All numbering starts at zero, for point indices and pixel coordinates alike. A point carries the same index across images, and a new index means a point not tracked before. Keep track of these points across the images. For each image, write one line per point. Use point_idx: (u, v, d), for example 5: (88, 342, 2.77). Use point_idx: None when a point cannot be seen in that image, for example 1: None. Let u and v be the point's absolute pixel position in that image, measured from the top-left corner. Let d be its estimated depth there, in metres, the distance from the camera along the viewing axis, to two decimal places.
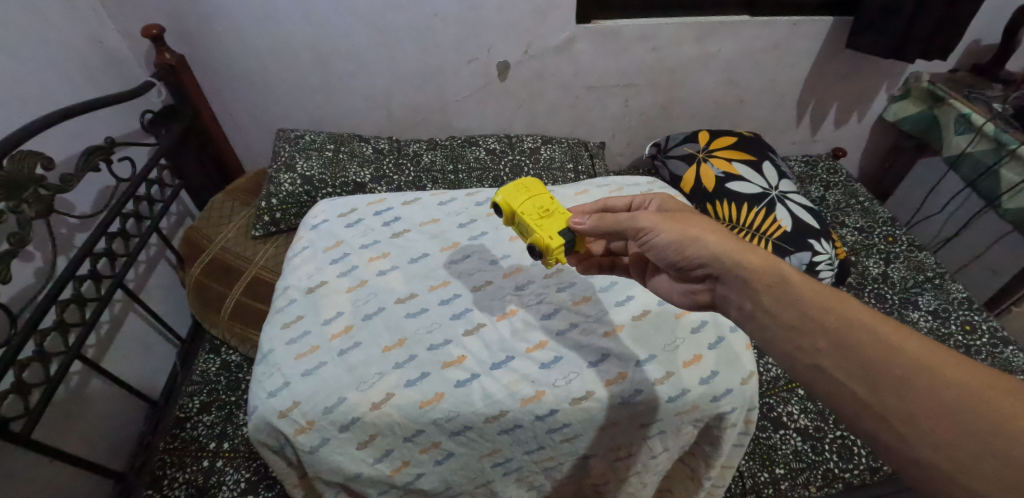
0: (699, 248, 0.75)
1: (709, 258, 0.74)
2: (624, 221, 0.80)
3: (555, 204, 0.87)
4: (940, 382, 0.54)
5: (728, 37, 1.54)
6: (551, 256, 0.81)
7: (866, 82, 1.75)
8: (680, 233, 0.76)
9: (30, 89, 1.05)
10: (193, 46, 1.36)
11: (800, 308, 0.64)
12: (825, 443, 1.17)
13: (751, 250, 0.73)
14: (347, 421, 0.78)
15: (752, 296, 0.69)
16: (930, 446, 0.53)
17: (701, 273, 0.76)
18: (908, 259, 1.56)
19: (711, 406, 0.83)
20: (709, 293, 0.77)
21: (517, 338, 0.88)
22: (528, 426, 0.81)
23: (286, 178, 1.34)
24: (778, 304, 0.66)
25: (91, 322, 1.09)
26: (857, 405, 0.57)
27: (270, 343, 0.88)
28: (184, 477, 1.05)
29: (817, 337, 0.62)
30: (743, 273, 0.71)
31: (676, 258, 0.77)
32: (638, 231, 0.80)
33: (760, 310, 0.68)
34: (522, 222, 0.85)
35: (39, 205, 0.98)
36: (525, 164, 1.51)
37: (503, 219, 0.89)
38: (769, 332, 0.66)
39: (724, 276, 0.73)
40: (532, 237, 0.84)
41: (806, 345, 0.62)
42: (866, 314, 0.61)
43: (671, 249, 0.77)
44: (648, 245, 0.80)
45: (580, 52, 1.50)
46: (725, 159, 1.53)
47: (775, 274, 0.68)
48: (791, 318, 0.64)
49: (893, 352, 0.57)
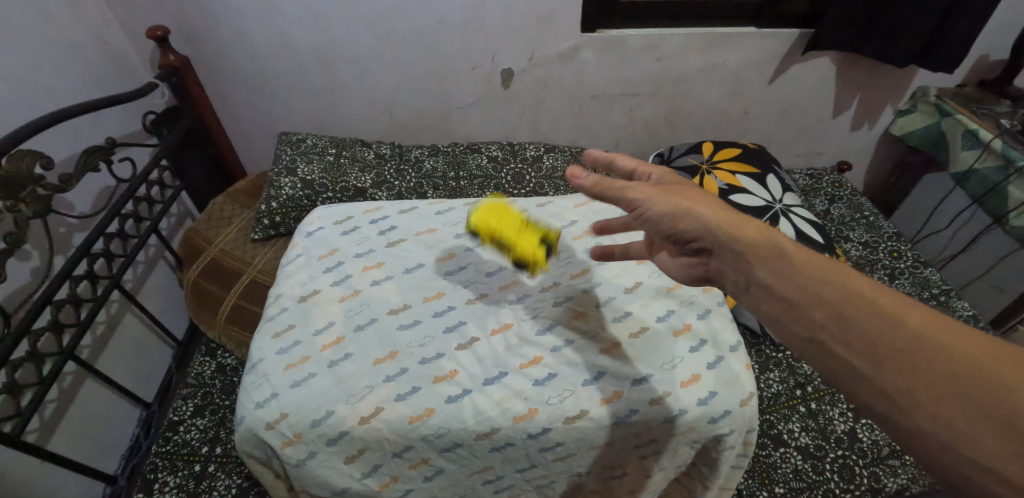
0: (694, 222, 0.69)
1: (704, 230, 0.68)
2: (616, 190, 0.72)
3: (524, 219, 1.00)
4: (943, 353, 0.51)
5: (734, 48, 1.53)
6: (535, 265, 0.96)
7: (873, 95, 1.73)
8: (674, 205, 0.70)
9: (31, 89, 1.05)
10: (197, 47, 1.36)
11: (797, 280, 0.60)
12: (826, 462, 1.15)
13: (746, 223, 0.67)
14: (335, 435, 0.77)
15: (745, 268, 0.64)
16: (930, 416, 0.50)
17: (695, 247, 0.70)
18: (913, 275, 1.54)
19: (709, 427, 0.82)
20: (704, 268, 0.72)
21: (512, 353, 0.86)
22: (519, 445, 0.80)
23: (286, 182, 1.33)
24: (774, 277, 0.62)
25: (86, 322, 1.08)
26: (856, 378, 0.54)
27: (259, 352, 0.86)
28: (175, 482, 1.04)
29: (815, 309, 0.58)
30: (738, 247, 0.65)
31: (671, 232, 0.71)
32: (630, 201, 0.72)
33: (755, 284, 0.63)
34: (501, 242, 0.96)
35: (37, 204, 0.97)
36: (527, 173, 1.49)
37: (481, 239, 1.01)
38: (763, 305, 0.63)
39: (717, 252, 0.68)
40: (516, 254, 0.96)
41: (802, 318, 0.58)
42: (866, 286, 0.57)
43: (665, 222, 0.71)
44: (637, 215, 0.73)
45: (584, 60, 1.49)
46: (728, 171, 1.52)
47: (771, 246, 0.64)
48: (788, 291, 0.60)
49: (894, 324, 0.54)
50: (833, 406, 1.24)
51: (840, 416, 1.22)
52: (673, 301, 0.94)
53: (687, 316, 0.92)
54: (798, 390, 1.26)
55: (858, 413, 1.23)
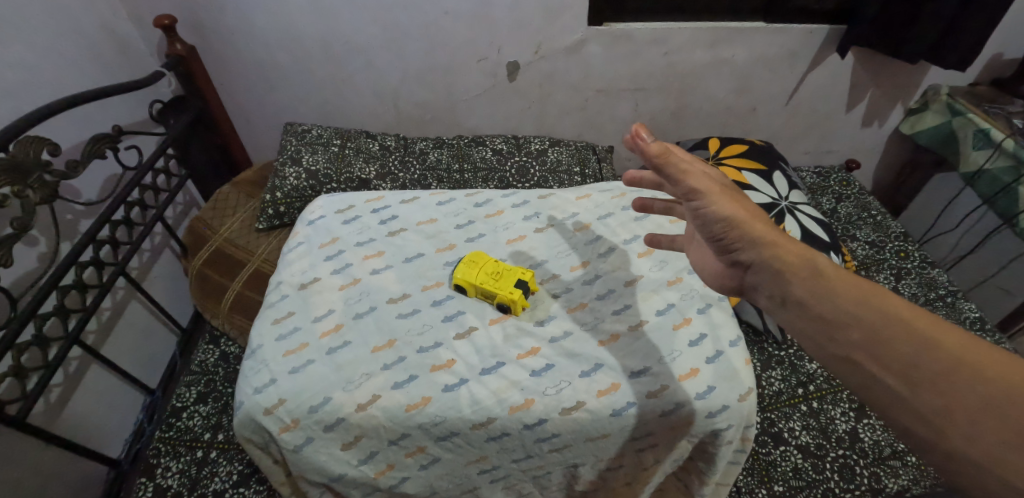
0: (747, 232, 0.67)
1: (752, 245, 0.66)
2: (686, 173, 0.68)
3: (503, 264, 0.94)
4: (981, 377, 0.49)
5: (743, 43, 1.51)
6: (518, 306, 0.88)
7: (883, 93, 1.71)
8: (733, 211, 0.68)
9: (38, 75, 1.05)
10: (204, 36, 1.36)
11: (833, 299, 0.59)
12: (826, 461, 1.14)
13: (789, 240, 0.66)
14: (332, 421, 0.78)
15: (782, 284, 0.63)
16: (969, 442, 0.48)
17: (737, 256, 0.69)
18: (919, 275, 1.52)
19: (708, 422, 0.81)
20: (737, 280, 0.71)
21: (509, 343, 0.86)
22: (516, 435, 0.80)
23: (291, 172, 1.34)
24: (809, 293, 0.60)
25: (92, 308, 1.09)
26: (891, 399, 0.53)
27: (259, 338, 0.87)
28: (177, 467, 1.05)
29: (851, 329, 0.56)
30: (777, 263, 0.64)
31: (721, 236, 0.69)
32: (693, 192, 0.68)
33: (790, 301, 0.62)
34: (483, 289, 0.90)
35: (44, 191, 0.98)
36: (531, 166, 1.49)
37: (461, 287, 0.93)
38: (798, 324, 0.61)
39: (758, 265, 0.66)
40: (496, 297, 0.90)
41: (838, 337, 0.57)
42: (904, 308, 0.55)
43: (719, 224, 0.68)
44: (692, 205, 0.69)
45: (591, 53, 1.48)
46: (734, 167, 1.51)
47: (807, 264, 0.62)
48: (824, 310, 0.59)
49: (932, 347, 0.52)
50: (835, 405, 1.23)
51: (841, 415, 1.21)
52: (673, 295, 0.94)
53: (687, 311, 0.92)
54: (800, 389, 1.25)
55: (860, 413, 1.22)
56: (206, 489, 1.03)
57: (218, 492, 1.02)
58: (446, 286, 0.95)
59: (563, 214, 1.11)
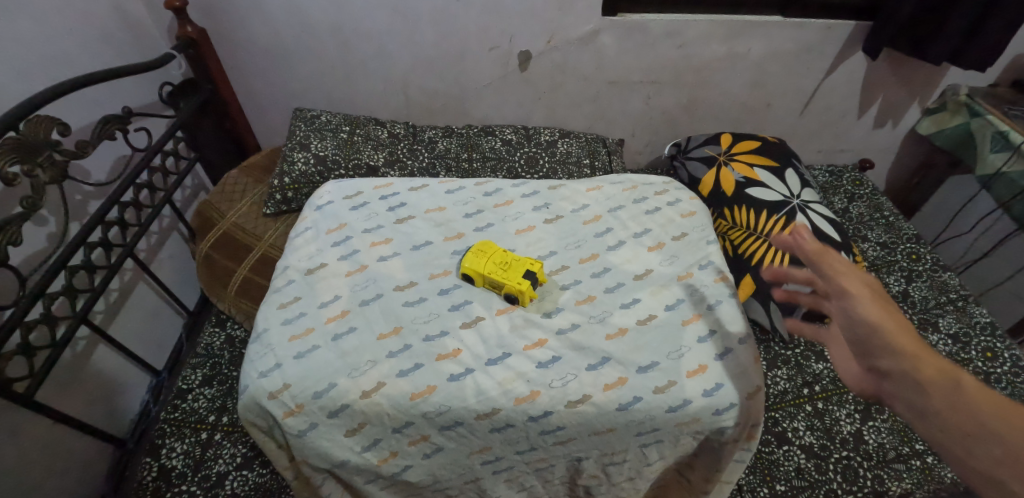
0: (888, 336, 0.63)
1: (893, 353, 0.61)
2: (837, 269, 0.72)
3: (513, 255, 0.93)
4: None
5: (759, 37, 1.49)
6: (526, 297, 0.88)
7: (901, 92, 1.68)
8: (878, 314, 0.65)
9: (49, 54, 1.05)
10: (215, 19, 1.36)
11: (980, 417, 0.53)
12: (830, 462, 1.14)
13: (921, 346, 0.61)
14: (337, 407, 0.78)
15: (918, 392, 0.57)
16: None
17: (875, 362, 0.62)
18: (931, 278, 1.50)
19: (714, 419, 0.81)
20: (870, 389, 0.63)
21: (516, 334, 0.86)
22: (520, 426, 0.79)
23: (299, 157, 1.34)
24: (948, 407, 0.55)
25: (100, 288, 1.09)
26: None
27: (265, 322, 0.87)
28: (182, 448, 1.06)
29: (1004, 457, 0.51)
30: (914, 371, 0.59)
31: (863, 335, 0.65)
32: (843, 289, 0.69)
33: (929, 413, 0.56)
34: (492, 280, 0.90)
35: (53, 170, 0.98)
36: (541, 157, 1.48)
37: (469, 278, 0.92)
38: (938, 437, 0.55)
39: (894, 370, 0.60)
40: (504, 288, 0.89)
41: (988, 460, 0.52)
42: None
43: (863, 323, 0.65)
44: (838, 298, 0.69)
45: (604, 45, 1.46)
46: (746, 164, 1.49)
47: (946, 375, 0.57)
48: (972, 429, 0.53)
49: None
50: (840, 406, 1.22)
51: (847, 417, 1.20)
52: (682, 290, 0.93)
53: (696, 306, 0.91)
54: (805, 389, 1.24)
55: (865, 415, 1.21)
56: (210, 471, 1.03)
57: (221, 474, 1.03)
58: (454, 275, 0.95)
59: (572, 206, 1.10)
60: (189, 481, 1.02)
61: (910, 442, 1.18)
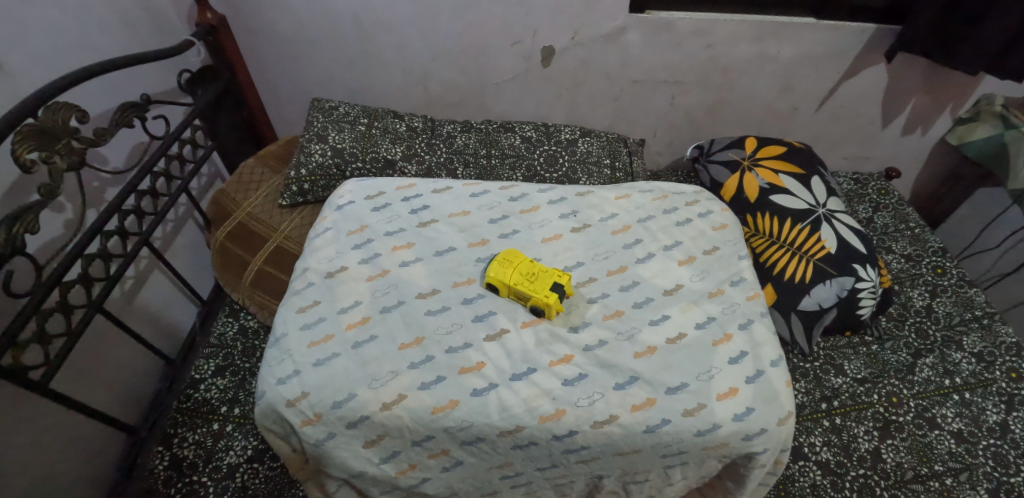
0: None
1: None
2: None
3: (540, 265, 0.91)
4: None
5: (790, 39, 1.44)
6: (551, 310, 0.86)
7: (936, 100, 1.62)
8: None
9: (70, 40, 1.04)
10: (235, 6, 1.33)
11: None
12: (846, 480, 1.11)
13: None
14: (355, 418, 0.77)
15: None
16: None
17: None
18: (956, 294, 1.46)
19: (743, 444, 0.78)
20: None
21: (542, 349, 0.84)
22: (544, 445, 0.78)
23: (316, 148, 1.32)
24: None
25: (115, 277, 1.08)
26: None
27: (284, 326, 0.86)
28: (193, 438, 1.06)
29: None
30: None
31: None
32: None
33: None
34: (516, 291, 0.88)
35: (71, 157, 0.96)
36: (561, 155, 1.44)
37: (496, 290, 0.90)
38: None
39: None
40: (529, 300, 0.87)
41: None
42: None
43: None
44: None
45: (629, 42, 1.43)
46: (771, 170, 1.45)
47: None
48: None
49: None
50: (858, 423, 1.19)
51: (865, 434, 1.18)
52: (713, 308, 0.91)
53: (728, 326, 0.89)
54: (824, 404, 1.21)
55: (884, 433, 1.18)
56: (221, 462, 1.03)
57: (232, 466, 1.02)
58: (479, 282, 0.93)
59: (598, 214, 1.07)
60: (200, 472, 1.02)
61: (929, 462, 1.14)
